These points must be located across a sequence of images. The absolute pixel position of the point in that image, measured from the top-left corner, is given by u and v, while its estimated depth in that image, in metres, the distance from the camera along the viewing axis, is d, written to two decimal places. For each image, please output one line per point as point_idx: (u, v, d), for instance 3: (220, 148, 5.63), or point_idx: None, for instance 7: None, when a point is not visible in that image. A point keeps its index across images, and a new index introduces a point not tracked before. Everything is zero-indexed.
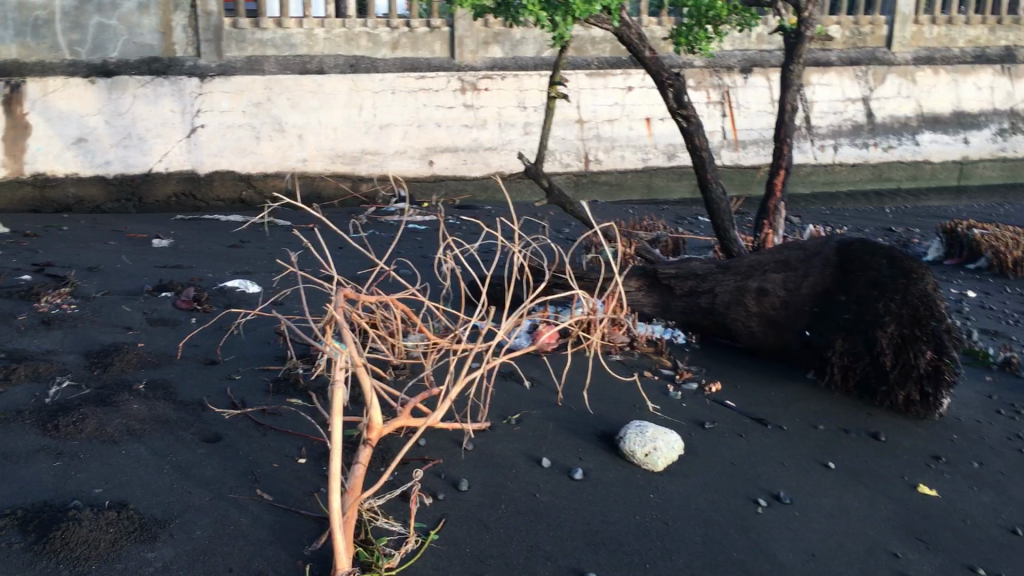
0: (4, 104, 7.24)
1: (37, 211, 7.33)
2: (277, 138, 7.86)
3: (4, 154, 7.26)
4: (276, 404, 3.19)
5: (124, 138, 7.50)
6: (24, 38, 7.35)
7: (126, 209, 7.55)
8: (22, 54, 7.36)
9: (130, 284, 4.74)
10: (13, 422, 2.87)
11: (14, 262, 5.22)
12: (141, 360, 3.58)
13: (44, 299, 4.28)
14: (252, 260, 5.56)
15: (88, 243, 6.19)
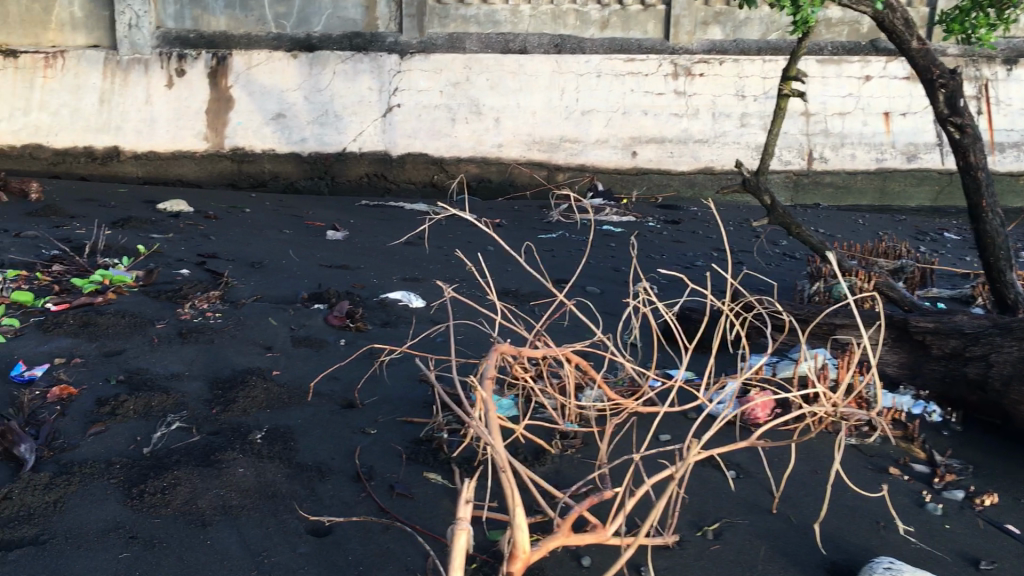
0: (209, 77, 7.07)
1: (234, 185, 7.17)
2: (473, 120, 7.26)
3: (207, 127, 7.09)
4: (410, 481, 2.54)
5: (321, 115, 7.14)
6: (233, 11, 7.09)
7: (319, 188, 7.21)
8: (230, 26, 7.12)
9: (285, 290, 4.27)
10: (95, 480, 2.34)
11: (180, 250, 4.90)
12: (270, 396, 3.03)
13: (188, 303, 3.87)
14: (426, 263, 5.02)
15: (263, 231, 5.86)
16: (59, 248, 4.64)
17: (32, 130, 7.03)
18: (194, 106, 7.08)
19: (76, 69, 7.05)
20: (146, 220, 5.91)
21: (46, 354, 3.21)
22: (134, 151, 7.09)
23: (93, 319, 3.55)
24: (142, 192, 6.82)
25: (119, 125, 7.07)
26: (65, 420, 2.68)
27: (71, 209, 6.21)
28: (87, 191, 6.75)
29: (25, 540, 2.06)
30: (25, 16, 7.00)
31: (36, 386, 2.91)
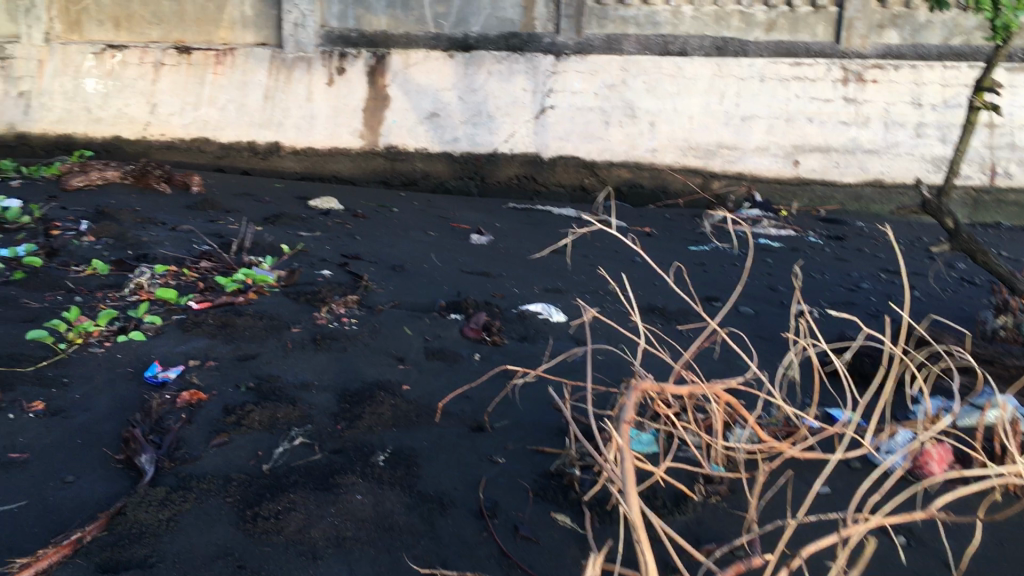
0: (368, 75, 7.11)
1: (387, 184, 7.23)
2: (627, 124, 6.99)
3: (363, 125, 7.16)
4: (537, 522, 2.34)
5: (474, 115, 7.05)
6: (395, 10, 7.06)
7: (468, 188, 7.19)
8: (391, 26, 7.09)
9: (423, 297, 4.17)
10: (211, 498, 2.26)
11: (325, 250, 4.91)
12: (398, 413, 2.90)
13: (326, 306, 3.81)
14: (569, 274, 4.83)
15: (408, 232, 5.83)
16: (211, 244, 4.73)
17: (201, 124, 7.31)
18: (352, 104, 7.14)
19: (244, 66, 7.25)
20: (297, 217, 6.01)
21: (182, 356, 3.20)
22: (294, 146, 7.27)
23: (232, 320, 3.54)
24: (297, 189, 7.03)
25: (281, 121, 7.23)
26: (190, 429, 2.63)
27: (229, 203, 6.39)
28: (246, 186, 7.01)
29: (134, 560, 1.99)
30: (201, 15, 7.27)
31: (168, 389, 2.89)
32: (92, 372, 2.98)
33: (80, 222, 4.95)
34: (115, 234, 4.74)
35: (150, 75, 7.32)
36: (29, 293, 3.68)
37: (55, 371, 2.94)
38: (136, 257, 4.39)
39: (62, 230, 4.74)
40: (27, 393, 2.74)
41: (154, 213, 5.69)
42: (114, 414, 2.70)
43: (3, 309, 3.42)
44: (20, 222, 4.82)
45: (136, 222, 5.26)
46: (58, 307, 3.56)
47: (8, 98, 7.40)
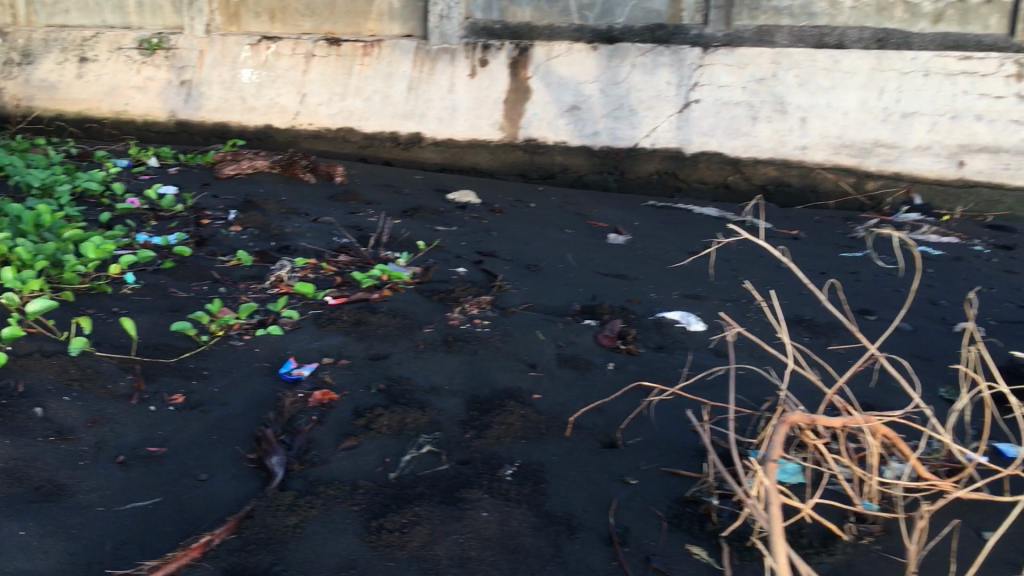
0: (510, 67, 7.05)
1: (525, 176, 7.16)
2: (776, 119, 6.60)
3: (503, 117, 7.10)
4: (671, 554, 2.20)
5: (615, 109, 6.88)
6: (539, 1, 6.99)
7: (607, 182, 7.03)
8: (534, 18, 7.02)
9: (558, 299, 4.07)
10: (337, 505, 2.23)
11: (461, 246, 4.88)
12: (527, 423, 2.82)
13: (459, 307, 3.77)
14: (711, 279, 4.65)
15: (545, 229, 5.75)
16: (350, 238, 4.79)
17: (347, 114, 7.44)
18: (493, 96, 7.10)
19: (390, 58, 7.35)
20: (435, 210, 6.03)
21: (316, 353, 3.22)
22: (434, 138, 7.28)
23: (366, 318, 3.54)
24: (436, 181, 7.08)
25: (423, 113, 7.27)
26: (320, 431, 2.62)
27: (369, 194, 6.49)
28: (386, 177, 7.11)
29: (259, 568, 1.97)
30: (351, 7, 7.42)
31: (301, 387, 2.90)
32: (231, 366, 3.03)
33: (228, 211, 5.11)
34: (260, 225, 4.86)
35: (301, 66, 7.53)
36: (176, 282, 3.79)
37: (196, 362, 3.00)
38: (278, 248, 4.48)
39: (212, 219, 4.89)
40: (169, 384, 2.80)
41: (298, 204, 5.83)
42: (249, 410, 2.72)
43: (152, 298, 3.54)
44: (173, 210, 5.00)
45: (281, 212, 5.39)
46: (203, 298, 3.65)
47: (171, 86, 7.81)
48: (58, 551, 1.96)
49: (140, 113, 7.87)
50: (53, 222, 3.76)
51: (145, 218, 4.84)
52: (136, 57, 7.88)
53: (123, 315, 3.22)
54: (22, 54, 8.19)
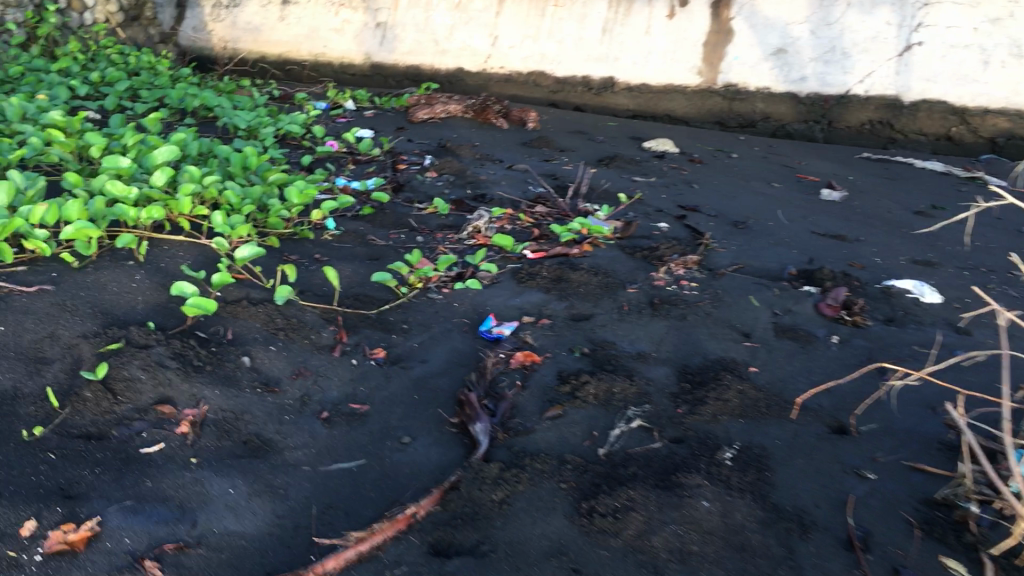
0: (712, 7, 6.61)
1: (723, 123, 6.84)
2: (1012, 64, 5.89)
3: (702, 61, 6.75)
4: (921, 567, 1.91)
5: (827, 52, 6.33)
6: None
7: (813, 132, 6.57)
8: None
9: (771, 261, 3.75)
10: (545, 481, 2.08)
11: (662, 199, 4.63)
12: (745, 400, 2.57)
13: (663, 266, 3.53)
14: (942, 245, 4.20)
15: (750, 183, 5.39)
16: (546, 188, 4.63)
17: (538, 58, 7.30)
18: (693, 37, 6.73)
19: None
20: (632, 160, 5.77)
21: (516, 311, 3.08)
22: (628, 83, 7.05)
23: (567, 275, 3.37)
24: (630, 130, 6.81)
25: (617, 57, 7.03)
26: (524, 397, 2.47)
27: (563, 142, 6.31)
28: (580, 125, 6.90)
29: (464, 546, 1.83)
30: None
31: (502, 347, 2.76)
32: (430, 321, 2.93)
33: (424, 157, 5.04)
34: (454, 171, 4.76)
35: (494, 7, 7.36)
36: (375, 230, 3.74)
37: (396, 315, 2.92)
38: (474, 197, 4.37)
39: (407, 164, 4.84)
40: (370, 337, 2.73)
41: (492, 150, 5.72)
42: (450, 370, 2.60)
43: (352, 246, 3.49)
44: (370, 155, 4.98)
45: (475, 159, 5.28)
46: (401, 246, 3.58)
47: (368, 28, 7.84)
48: (266, 512, 1.84)
49: (337, 55, 8.01)
50: (259, 164, 3.75)
51: (344, 162, 4.83)
52: None
53: (325, 263, 3.18)
54: None
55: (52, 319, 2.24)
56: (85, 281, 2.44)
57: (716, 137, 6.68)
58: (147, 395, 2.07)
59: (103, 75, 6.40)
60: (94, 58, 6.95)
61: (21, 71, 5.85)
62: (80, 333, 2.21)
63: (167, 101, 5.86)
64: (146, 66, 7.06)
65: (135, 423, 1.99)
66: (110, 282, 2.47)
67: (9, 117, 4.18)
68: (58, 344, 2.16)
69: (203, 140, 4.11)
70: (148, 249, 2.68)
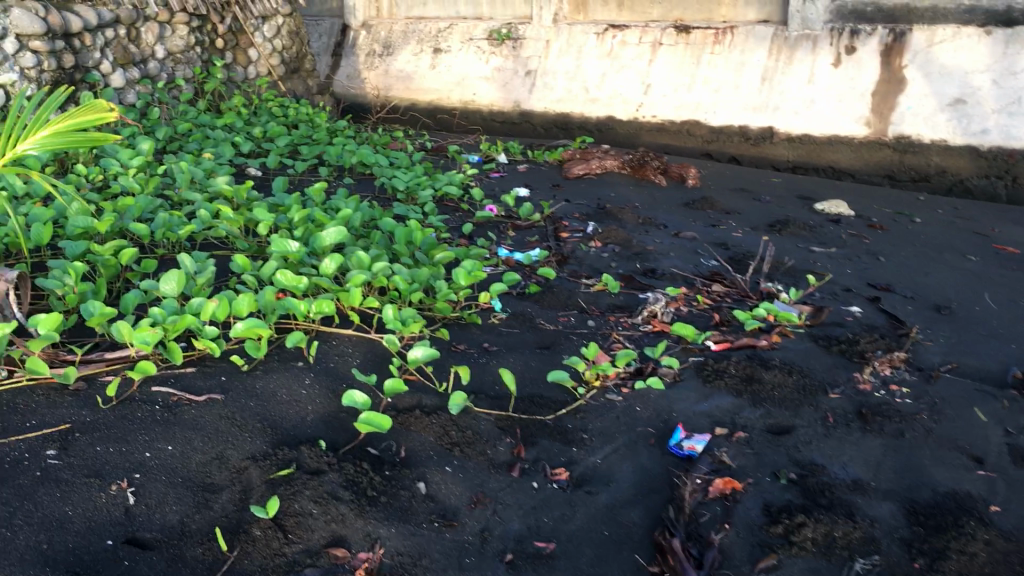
0: (882, 55, 6.29)
1: (893, 177, 6.37)
2: None
3: (870, 111, 6.33)
4: None
5: (1011, 103, 5.78)
6: None
7: (996, 190, 5.97)
8: None
9: (989, 360, 3.30)
10: None
11: (849, 277, 4.22)
12: (995, 554, 2.16)
13: (867, 365, 3.13)
14: None
15: (942, 254, 4.90)
16: (719, 262, 4.31)
17: (692, 107, 7.07)
18: (861, 87, 6.37)
19: (743, 45, 6.95)
20: (806, 225, 5.36)
21: (706, 419, 2.74)
22: (789, 132, 6.67)
23: (759, 374, 3.01)
24: (798, 187, 6.39)
25: (778, 105, 6.70)
26: (730, 543, 2.14)
27: (728, 202, 5.95)
28: (743, 181, 6.53)
29: None
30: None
31: (697, 469, 2.44)
32: (612, 429, 2.63)
33: (586, 223, 4.81)
34: (620, 240, 4.50)
35: (648, 55, 7.35)
36: (544, 311, 3.50)
37: (575, 422, 2.64)
38: (644, 272, 4.09)
39: (570, 232, 4.62)
40: (549, 450, 2.45)
41: (655, 212, 5.43)
42: (642, 498, 2.30)
43: (522, 332, 3.26)
44: (530, 220, 4.78)
45: (639, 224, 5.01)
46: (572, 332, 3.32)
47: (517, 76, 7.92)
48: None
49: (487, 102, 8.03)
50: (423, 239, 3.60)
51: (503, 229, 4.65)
52: (485, 47, 8.14)
53: (496, 355, 2.95)
54: (383, 46, 8.80)
55: (221, 437, 2.09)
56: (255, 388, 2.28)
57: (887, 195, 6.21)
58: (318, 534, 1.87)
59: (265, 129, 6.49)
60: (257, 111, 7.09)
61: (188, 127, 5.98)
62: (250, 456, 2.04)
63: (326, 158, 5.87)
64: (305, 118, 7.16)
65: (306, 570, 1.78)
66: (280, 388, 2.30)
67: (180, 185, 4.20)
68: (226, 469, 1.99)
69: (366, 211, 4.03)
70: (317, 346, 2.52)
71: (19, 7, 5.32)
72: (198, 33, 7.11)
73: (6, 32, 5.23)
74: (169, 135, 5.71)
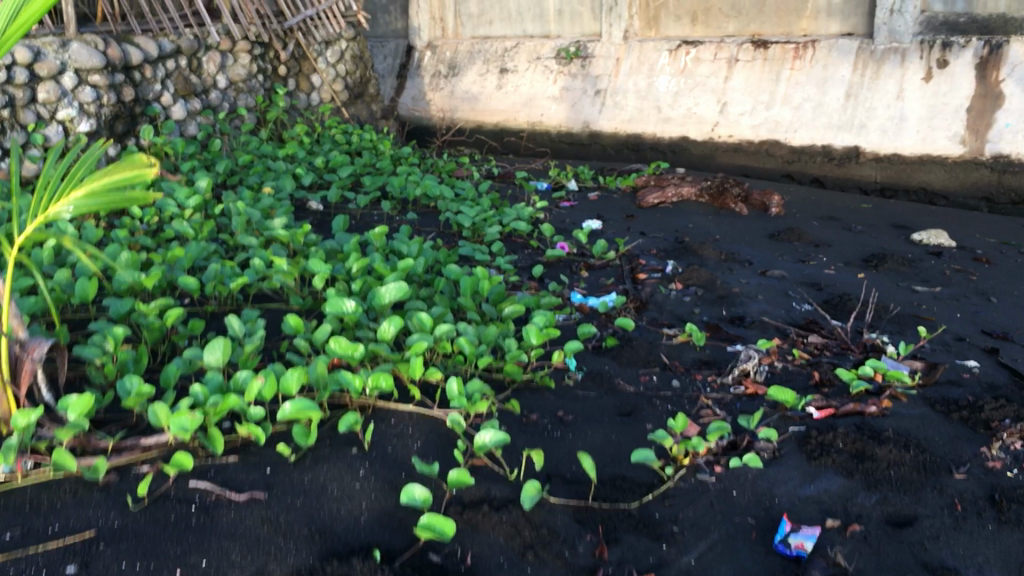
0: (978, 68, 5.87)
1: (990, 200, 5.88)
2: None
3: (966, 128, 5.88)
4: None
5: None
6: None
7: None
8: (1012, 8, 5.80)
9: None
10: None
11: (958, 325, 3.82)
12: None
13: (994, 438, 2.72)
14: None
15: None
16: (813, 306, 3.95)
17: (772, 125, 6.67)
18: (954, 103, 5.94)
19: (825, 60, 6.57)
20: (903, 258, 4.94)
21: (814, 509, 2.39)
22: (877, 152, 6.22)
23: (871, 449, 2.65)
24: (891, 213, 5.95)
25: (864, 122, 6.28)
26: None
27: (814, 232, 5.55)
28: (830, 207, 6.12)
29: None
30: (782, 4, 6.79)
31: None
32: (706, 520, 2.30)
33: (664, 262, 4.50)
34: (703, 282, 4.17)
35: (723, 72, 6.98)
36: (623, 370, 3.18)
37: (663, 511, 2.32)
38: (730, 319, 3.76)
39: (647, 272, 4.31)
40: (635, 549, 2.13)
41: (737, 246, 5.08)
42: None
43: (600, 397, 2.95)
44: (605, 258, 4.48)
45: (721, 261, 4.67)
46: (655, 395, 3.00)
47: (586, 96, 7.63)
48: None
49: (556, 123, 7.74)
50: (491, 288, 3.38)
51: (576, 269, 4.36)
52: (553, 66, 7.88)
53: (572, 430, 2.66)
54: (448, 67, 8.58)
55: (263, 547, 1.83)
56: (302, 482, 2.04)
57: (989, 221, 5.73)
58: None
59: (327, 159, 6.31)
60: (320, 140, 6.92)
61: (250, 159, 5.83)
62: (294, 570, 1.77)
63: (389, 190, 5.65)
64: (368, 145, 6.97)
65: None
66: (331, 481, 2.06)
67: (236, 230, 4.01)
68: None
69: (430, 255, 3.79)
70: (374, 430, 2.26)
71: (77, 41, 5.21)
72: (261, 61, 6.97)
73: (63, 66, 5.12)
74: (229, 169, 5.55)
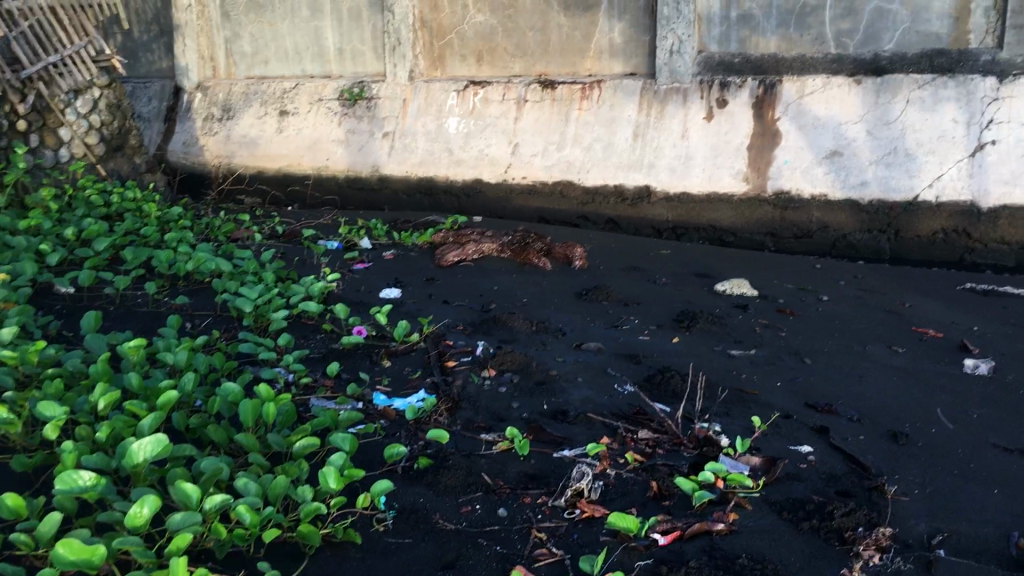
0: (754, 108, 5.95)
1: (774, 235, 5.85)
2: None
3: (747, 166, 5.90)
4: None
5: (888, 154, 5.56)
6: (787, 29, 5.93)
7: (880, 246, 5.59)
8: (781, 48, 5.96)
9: (983, 522, 2.71)
10: None
11: (782, 398, 3.64)
12: None
13: (851, 555, 2.49)
14: None
15: (866, 347, 4.41)
16: (635, 387, 3.65)
17: (563, 166, 6.43)
18: (735, 141, 5.97)
19: (612, 100, 6.45)
20: (713, 315, 4.79)
21: None
22: (667, 191, 6.11)
23: None
24: (689, 258, 5.78)
25: (653, 162, 6.18)
26: None
27: (621, 287, 5.34)
28: (629, 254, 5.91)
29: None
30: (566, 44, 6.62)
31: None
32: None
33: (474, 343, 4.09)
34: (518, 365, 3.79)
35: (513, 113, 6.72)
36: (441, 501, 2.73)
37: None
38: (552, 414, 3.39)
39: (456, 357, 3.89)
40: None
41: (548, 313, 4.76)
42: None
43: (416, 545, 2.48)
44: (408, 341, 4.01)
45: (532, 333, 4.32)
46: (480, 533, 2.56)
47: (373, 139, 7.12)
48: None
49: (342, 168, 7.15)
50: (278, 408, 2.85)
51: (376, 358, 3.87)
52: (336, 108, 7.32)
53: None
54: (222, 109, 7.79)
55: None
56: None
57: (778, 260, 5.68)
58: None
59: (79, 228, 5.45)
60: (71, 203, 6.02)
61: None
62: None
63: (155, 265, 4.92)
64: (131, 206, 6.15)
65: None
66: None
67: None
68: None
69: (201, 363, 3.17)
70: None
71: None
72: None
73: None
74: None
